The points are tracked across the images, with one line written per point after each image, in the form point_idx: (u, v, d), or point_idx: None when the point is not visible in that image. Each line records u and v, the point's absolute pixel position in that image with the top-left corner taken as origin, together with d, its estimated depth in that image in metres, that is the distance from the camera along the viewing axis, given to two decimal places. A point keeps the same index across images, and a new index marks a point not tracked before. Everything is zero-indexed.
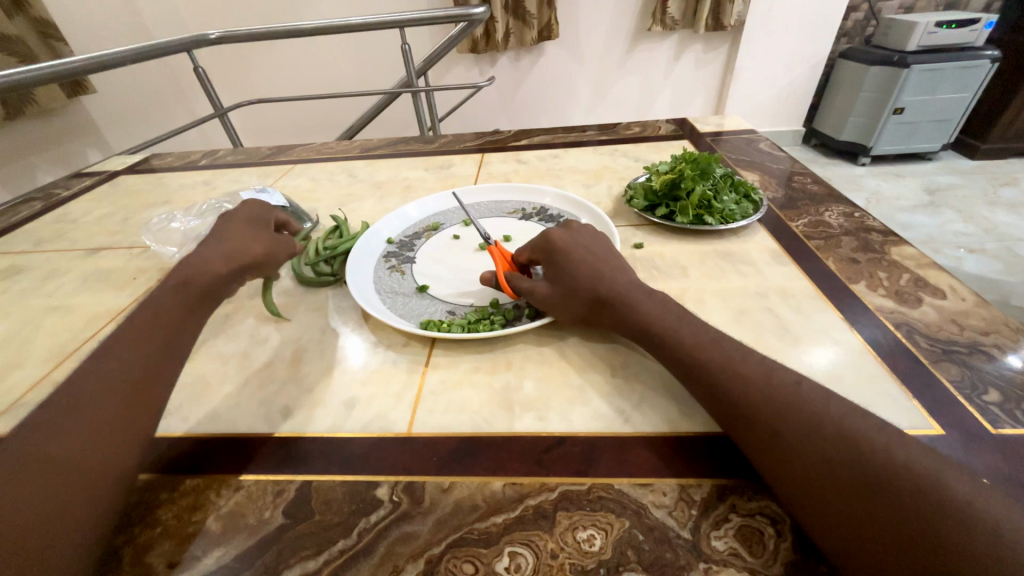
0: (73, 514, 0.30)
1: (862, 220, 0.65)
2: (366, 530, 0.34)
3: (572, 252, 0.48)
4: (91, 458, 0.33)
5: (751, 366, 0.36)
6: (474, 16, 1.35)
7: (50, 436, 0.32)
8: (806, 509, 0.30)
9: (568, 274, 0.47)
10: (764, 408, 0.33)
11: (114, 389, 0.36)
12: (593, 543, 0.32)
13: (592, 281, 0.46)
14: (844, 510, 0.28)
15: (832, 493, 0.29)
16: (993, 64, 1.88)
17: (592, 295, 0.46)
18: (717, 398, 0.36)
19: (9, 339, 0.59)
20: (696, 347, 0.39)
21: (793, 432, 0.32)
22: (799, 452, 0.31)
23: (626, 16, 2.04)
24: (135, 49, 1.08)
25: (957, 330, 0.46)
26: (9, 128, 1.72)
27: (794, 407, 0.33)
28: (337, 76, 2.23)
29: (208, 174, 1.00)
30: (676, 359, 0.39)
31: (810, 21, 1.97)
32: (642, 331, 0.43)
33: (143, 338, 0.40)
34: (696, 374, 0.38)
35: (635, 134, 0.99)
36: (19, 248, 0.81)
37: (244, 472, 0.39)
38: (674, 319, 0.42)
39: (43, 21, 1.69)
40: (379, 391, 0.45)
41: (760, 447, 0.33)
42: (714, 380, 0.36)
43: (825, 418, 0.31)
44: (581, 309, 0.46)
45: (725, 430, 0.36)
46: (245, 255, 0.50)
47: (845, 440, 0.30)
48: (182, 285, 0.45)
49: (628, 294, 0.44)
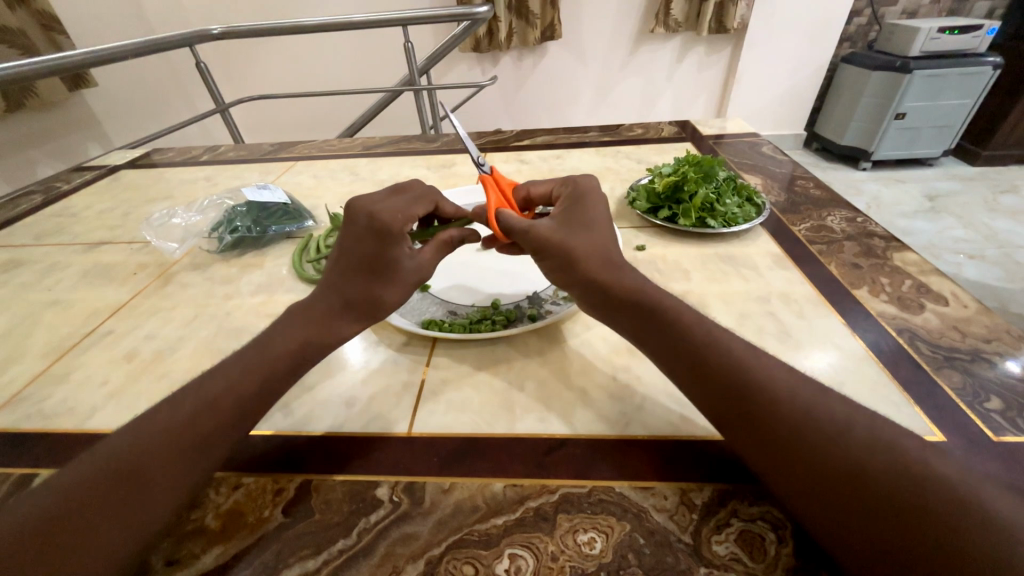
0: (104, 522, 0.28)
1: (865, 225, 0.65)
2: (365, 530, 0.34)
3: (601, 211, 0.45)
4: (145, 462, 0.31)
5: (774, 362, 0.34)
6: (477, 15, 1.34)
7: (131, 434, 0.32)
8: (833, 513, 0.28)
9: (592, 227, 0.43)
10: (790, 405, 0.31)
11: (215, 394, 0.35)
12: (593, 546, 0.32)
13: (606, 242, 0.43)
14: (879, 516, 0.27)
15: (866, 499, 0.27)
16: (994, 71, 1.88)
17: (606, 254, 0.42)
18: (727, 388, 0.33)
19: (8, 333, 0.59)
20: (711, 335, 0.36)
21: (821, 430, 0.30)
22: (830, 452, 0.29)
23: (629, 18, 2.04)
24: (138, 43, 1.07)
25: (959, 337, 0.46)
26: (10, 120, 1.72)
27: (820, 407, 0.31)
28: (339, 73, 2.23)
29: (209, 170, 1.00)
30: (688, 346, 0.36)
31: (814, 24, 1.97)
32: (637, 304, 0.39)
33: (246, 355, 0.39)
34: (711, 362, 0.34)
35: (638, 136, 0.99)
36: (19, 242, 0.81)
37: (245, 471, 0.39)
38: (680, 305, 0.39)
39: (45, 14, 1.69)
40: (380, 391, 0.45)
41: (778, 445, 0.30)
42: (734, 369, 0.34)
43: (856, 421, 0.30)
44: (587, 256, 0.41)
45: (727, 424, 0.33)
46: (331, 336, 0.42)
47: (876, 445, 0.29)
48: (305, 318, 0.42)
49: (627, 268, 0.42)
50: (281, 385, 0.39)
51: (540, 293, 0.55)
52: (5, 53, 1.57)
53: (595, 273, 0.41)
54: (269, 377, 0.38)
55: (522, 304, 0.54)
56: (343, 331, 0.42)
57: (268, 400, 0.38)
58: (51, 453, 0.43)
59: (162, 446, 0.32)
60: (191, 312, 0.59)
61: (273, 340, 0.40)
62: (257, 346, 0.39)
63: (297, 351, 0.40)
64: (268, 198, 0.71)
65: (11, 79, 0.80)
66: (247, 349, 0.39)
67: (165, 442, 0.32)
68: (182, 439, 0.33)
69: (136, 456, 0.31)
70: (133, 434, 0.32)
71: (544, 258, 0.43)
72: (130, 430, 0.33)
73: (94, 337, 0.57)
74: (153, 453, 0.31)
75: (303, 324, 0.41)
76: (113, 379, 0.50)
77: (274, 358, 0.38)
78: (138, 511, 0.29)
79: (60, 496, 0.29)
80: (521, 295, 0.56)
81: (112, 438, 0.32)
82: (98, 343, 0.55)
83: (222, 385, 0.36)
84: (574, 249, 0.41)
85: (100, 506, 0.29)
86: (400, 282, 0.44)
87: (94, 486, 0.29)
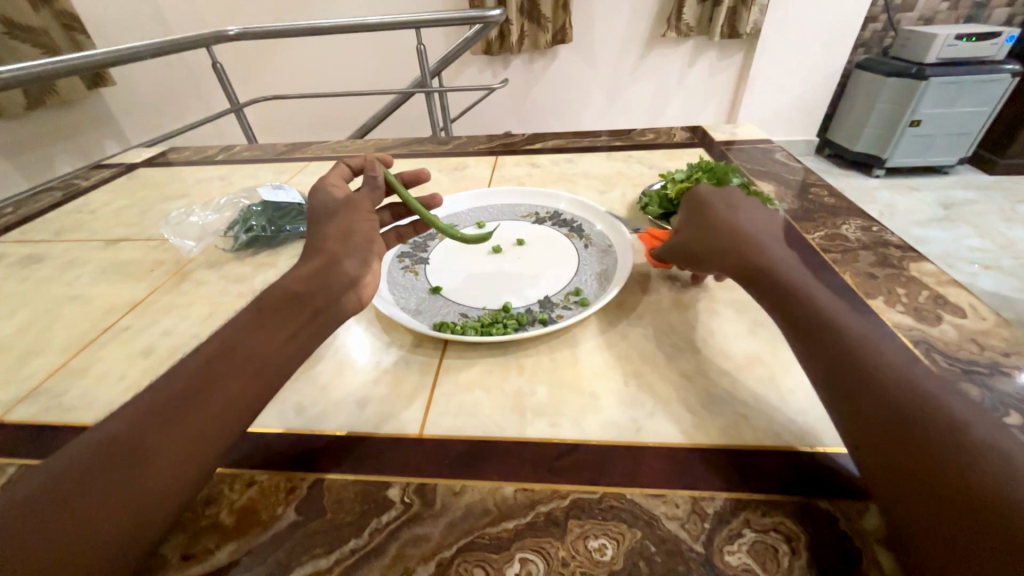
0: (100, 518, 0.27)
1: (880, 234, 0.65)
2: (377, 530, 0.34)
3: (731, 195, 0.48)
4: (142, 451, 0.29)
5: (899, 353, 0.32)
6: (489, 18, 1.34)
7: (132, 414, 0.31)
8: (901, 493, 0.27)
9: (722, 204, 0.47)
10: (907, 388, 0.30)
11: (224, 371, 0.34)
12: (604, 553, 0.32)
13: (735, 218, 0.45)
14: (955, 507, 0.25)
15: (943, 489, 0.26)
16: (1013, 79, 1.85)
17: (738, 227, 0.44)
18: (838, 353, 0.33)
19: (29, 327, 0.60)
20: (843, 314, 0.36)
21: (926, 416, 0.28)
22: (929, 438, 0.27)
23: (641, 22, 2.04)
24: (158, 44, 1.09)
25: (977, 350, 0.46)
26: (30, 118, 1.76)
27: (941, 399, 0.29)
28: (351, 74, 2.25)
29: (225, 169, 1.01)
30: (811, 314, 0.36)
31: (828, 29, 1.95)
32: (762, 275, 0.40)
33: (253, 329, 0.37)
34: (834, 332, 0.34)
35: (650, 141, 0.99)
36: (39, 237, 0.82)
37: (258, 468, 0.39)
38: (814, 285, 0.38)
39: (67, 15, 1.73)
40: (391, 392, 0.45)
41: (875, 411, 0.30)
42: (854, 347, 0.33)
43: (976, 425, 0.27)
44: (720, 225, 0.45)
45: (831, 384, 0.33)
46: (295, 282, 0.41)
47: (997, 454, 0.26)
48: (313, 275, 0.42)
49: (759, 245, 0.43)
50: (290, 366, 0.37)
51: (550, 297, 0.55)
52: (29, 52, 1.61)
53: (723, 241, 0.44)
54: (270, 362, 0.36)
55: (533, 308, 0.54)
56: (313, 275, 0.42)
57: (279, 380, 0.36)
58: None
59: (170, 426, 0.30)
60: (207, 309, 0.60)
61: (284, 318, 0.38)
62: (268, 323, 0.38)
63: (298, 334, 0.38)
64: (282, 198, 0.72)
65: (30, 77, 0.81)
66: (253, 321, 0.37)
67: (164, 431, 0.30)
68: (187, 428, 0.31)
69: (135, 444, 0.29)
70: (131, 418, 0.30)
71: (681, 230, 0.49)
72: (129, 411, 0.31)
73: (111, 332, 0.58)
74: (156, 437, 0.30)
75: (300, 298, 0.40)
76: (131, 374, 0.51)
77: (284, 329, 0.38)
78: (137, 506, 0.28)
79: (55, 477, 0.27)
80: (531, 298, 0.56)
81: (104, 423, 0.30)
82: (116, 338, 0.56)
83: (234, 370, 0.34)
84: (715, 219, 0.46)
85: (97, 499, 0.27)
86: (349, 216, 0.48)
87: (88, 476, 0.28)
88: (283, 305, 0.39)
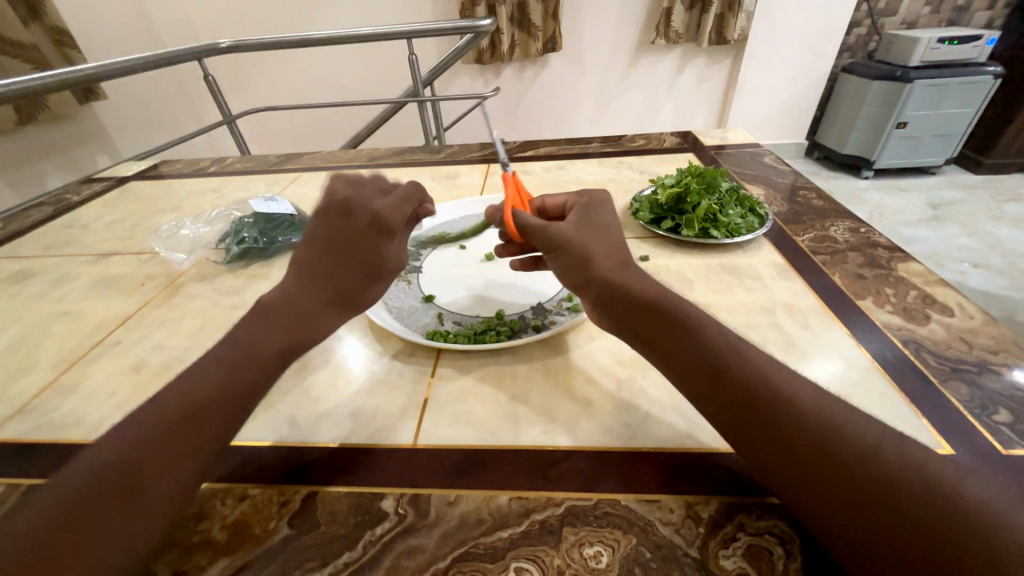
0: (87, 544, 0.26)
1: (868, 236, 0.65)
2: (370, 543, 0.34)
3: (614, 221, 0.45)
4: (138, 470, 0.29)
5: (791, 375, 0.32)
6: (481, 28, 1.34)
7: (125, 435, 0.30)
8: (854, 533, 0.26)
9: (606, 229, 0.43)
10: (812, 420, 0.29)
11: (218, 387, 0.34)
12: (600, 560, 0.32)
13: (610, 247, 0.42)
14: (909, 532, 0.24)
15: (890, 518, 0.25)
16: (995, 80, 1.89)
17: (612, 263, 0.40)
18: (740, 392, 0.31)
19: (18, 344, 0.59)
20: (729, 341, 0.34)
21: (845, 442, 0.27)
22: (856, 468, 0.27)
23: (629, 30, 2.07)
24: (150, 56, 1.08)
25: (966, 348, 0.46)
26: (20, 134, 1.75)
27: (843, 416, 0.29)
28: (344, 85, 2.26)
29: (217, 181, 1.01)
30: (707, 351, 0.33)
31: (814, 34, 1.98)
32: (656, 308, 0.37)
33: (246, 343, 0.37)
34: (729, 370, 0.32)
35: (640, 146, 1.00)
36: (30, 253, 0.82)
37: (252, 482, 0.39)
38: (696, 312, 0.36)
39: (57, 29, 1.72)
40: (385, 402, 0.45)
41: (797, 450, 0.28)
42: (752, 381, 0.31)
43: (885, 436, 0.28)
44: (605, 253, 0.41)
45: (743, 428, 0.30)
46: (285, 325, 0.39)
47: (910, 462, 0.26)
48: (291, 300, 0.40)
49: (640, 273, 0.40)
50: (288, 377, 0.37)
51: (543, 304, 0.56)
52: (20, 68, 1.61)
53: (610, 272, 0.40)
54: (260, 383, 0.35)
55: (527, 315, 0.54)
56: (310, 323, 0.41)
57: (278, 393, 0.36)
58: (59, 464, 0.43)
59: (160, 446, 0.30)
60: (200, 322, 0.60)
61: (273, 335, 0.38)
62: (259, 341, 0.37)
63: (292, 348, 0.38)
64: (275, 209, 0.72)
65: (19, 92, 0.80)
66: (239, 339, 0.37)
67: (159, 448, 0.30)
68: (177, 445, 0.30)
69: (131, 463, 0.29)
70: (124, 438, 0.30)
71: (559, 256, 0.43)
72: (119, 434, 0.30)
73: (102, 347, 0.57)
74: (151, 455, 0.29)
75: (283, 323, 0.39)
76: (123, 390, 0.50)
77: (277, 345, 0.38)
78: (125, 528, 0.27)
79: (43, 504, 0.27)
80: (524, 306, 0.56)
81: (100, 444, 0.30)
82: (108, 353, 0.56)
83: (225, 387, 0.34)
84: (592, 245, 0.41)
85: (87, 519, 0.27)
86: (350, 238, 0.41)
87: (83, 502, 0.27)
88: (262, 326, 0.38)
